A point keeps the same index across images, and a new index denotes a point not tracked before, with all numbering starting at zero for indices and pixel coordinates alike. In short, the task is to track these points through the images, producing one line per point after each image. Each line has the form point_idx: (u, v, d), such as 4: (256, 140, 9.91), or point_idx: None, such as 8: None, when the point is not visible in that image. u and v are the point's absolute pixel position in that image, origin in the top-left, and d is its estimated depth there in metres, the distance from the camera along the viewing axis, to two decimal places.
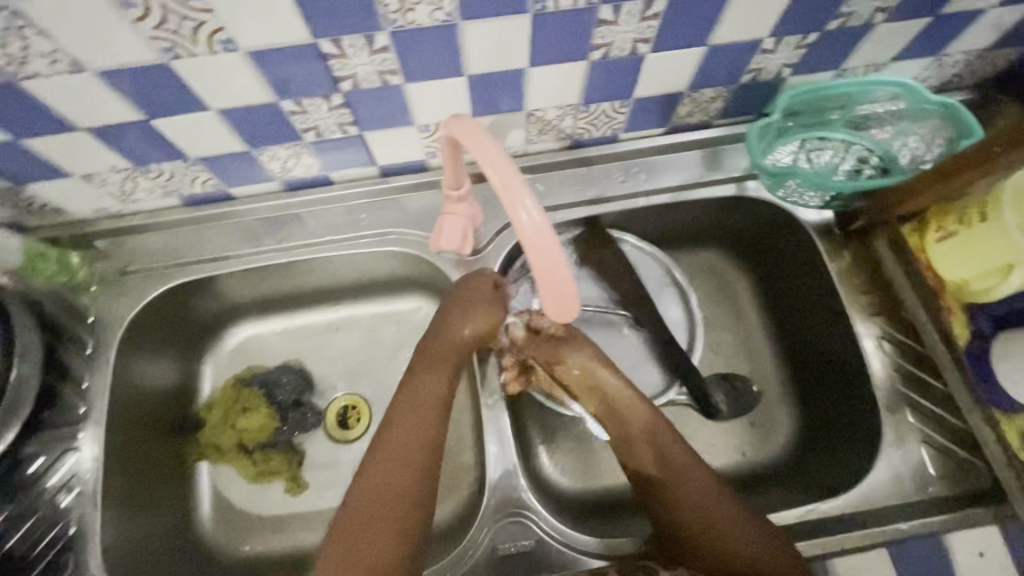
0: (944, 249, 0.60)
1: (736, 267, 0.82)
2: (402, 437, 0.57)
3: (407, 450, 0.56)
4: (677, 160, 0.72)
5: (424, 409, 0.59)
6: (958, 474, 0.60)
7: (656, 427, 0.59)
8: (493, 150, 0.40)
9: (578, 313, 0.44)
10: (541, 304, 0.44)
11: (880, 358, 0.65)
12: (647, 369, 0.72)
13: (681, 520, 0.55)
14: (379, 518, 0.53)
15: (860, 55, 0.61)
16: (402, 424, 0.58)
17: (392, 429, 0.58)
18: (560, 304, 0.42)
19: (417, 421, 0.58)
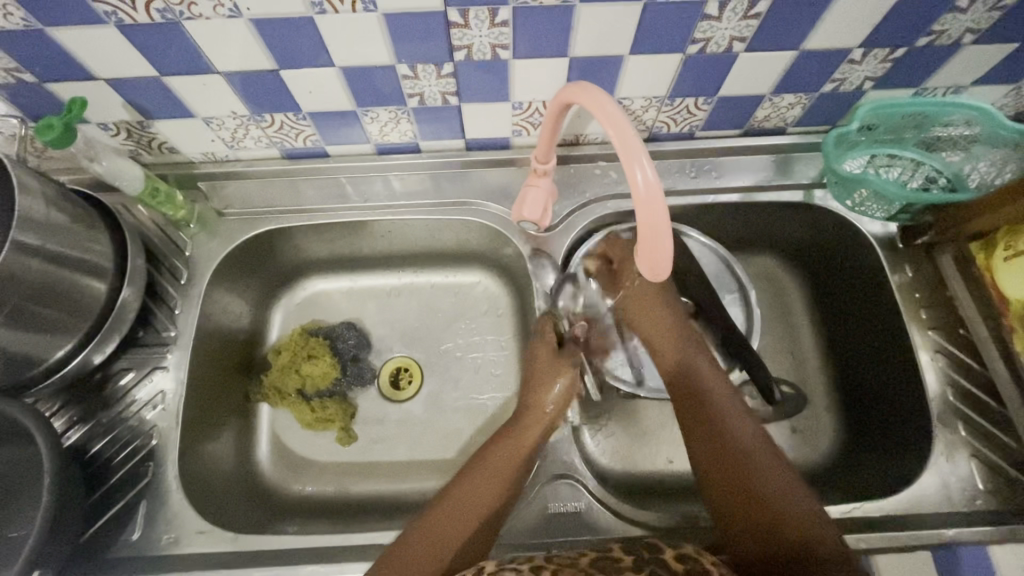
0: (1009, 268, 0.60)
1: (792, 274, 0.84)
2: (500, 465, 0.59)
3: (488, 493, 0.57)
4: (748, 163, 0.75)
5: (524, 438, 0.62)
6: (1008, 490, 0.60)
7: (707, 382, 0.61)
8: (613, 113, 0.45)
9: (670, 271, 0.48)
10: (635, 259, 0.48)
11: (934, 372, 0.66)
12: None
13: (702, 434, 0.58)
14: (445, 539, 0.53)
15: (943, 75, 0.64)
16: (494, 464, 0.59)
17: (477, 468, 0.59)
18: (655, 261, 0.47)
19: (501, 472, 0.59)
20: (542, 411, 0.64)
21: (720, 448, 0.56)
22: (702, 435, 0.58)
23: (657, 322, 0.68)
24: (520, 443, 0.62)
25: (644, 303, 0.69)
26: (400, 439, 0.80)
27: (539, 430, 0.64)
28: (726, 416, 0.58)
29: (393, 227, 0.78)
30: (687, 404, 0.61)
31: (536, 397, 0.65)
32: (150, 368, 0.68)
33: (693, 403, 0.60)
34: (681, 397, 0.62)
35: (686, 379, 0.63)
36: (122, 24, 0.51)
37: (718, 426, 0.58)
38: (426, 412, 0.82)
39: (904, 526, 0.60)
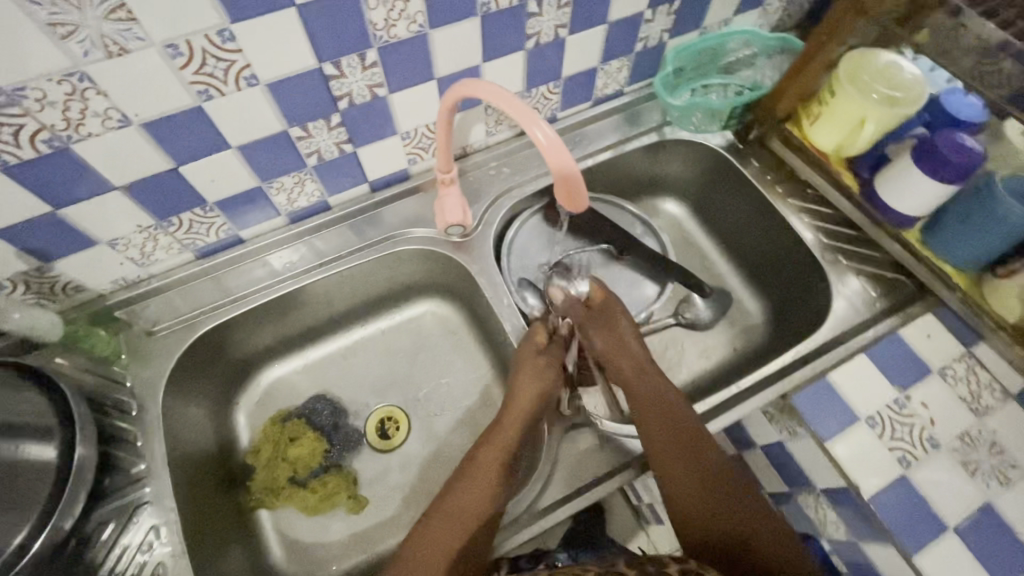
0: (817, 127, 0.77)
1: (676, 203, 0.99)
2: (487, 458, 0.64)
3: (483, 488, 0.62)
4: (606, 126, 0.89)
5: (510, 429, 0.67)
6: (891, 288, 0.76)
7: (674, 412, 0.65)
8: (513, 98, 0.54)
9: (586, 202, 0.57)
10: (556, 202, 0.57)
11: (807, 228, 0.81)
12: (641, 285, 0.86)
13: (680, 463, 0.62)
14: (441, 543, 0.58)
15: (713, 14, 0.82)
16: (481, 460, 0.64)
17: (470, 467, 0.64)
18: (572, 194, 0.55)
19: (491, 472, 0.63)
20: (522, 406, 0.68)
21: (695, 477, 0.61)
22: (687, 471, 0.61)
23: (625, 354, 0.71)
24: (501, 440, 0.66)
25: (618, 338, 0.72)
26: (410, 482, 0.80)
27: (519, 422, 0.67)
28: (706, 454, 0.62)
29: (328, 285, 0.80)
30: (671, 443, 0.63)
31: (514, 396, 0.69)
32: (130, 513, 0.62)
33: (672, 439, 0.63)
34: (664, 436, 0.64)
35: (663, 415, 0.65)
36: (6, 165, 0.51)
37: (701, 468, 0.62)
38: (424, 447, 0.83)
39: (837, 346, 0.73)
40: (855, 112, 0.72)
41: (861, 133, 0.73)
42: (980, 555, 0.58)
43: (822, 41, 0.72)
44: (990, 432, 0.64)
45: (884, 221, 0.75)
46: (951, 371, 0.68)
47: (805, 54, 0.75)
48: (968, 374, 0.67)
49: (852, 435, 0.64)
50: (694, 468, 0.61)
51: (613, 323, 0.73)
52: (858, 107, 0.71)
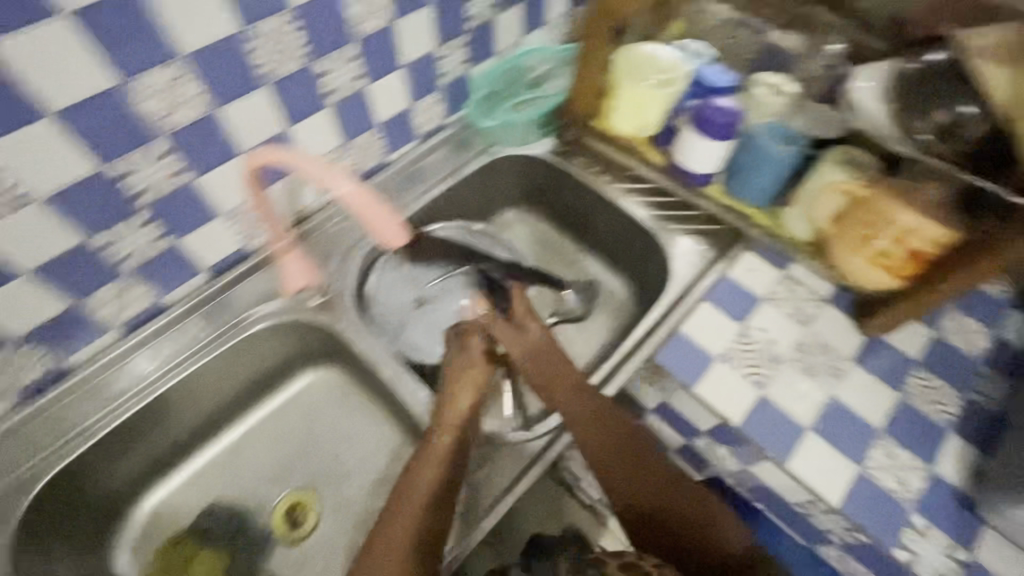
0: (614, 117, 0.87)
1: (530, 212, 1.05)
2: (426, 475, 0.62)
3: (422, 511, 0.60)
4: (441, 157, 0.93)
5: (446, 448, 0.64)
6: (715, 238, 0.86)
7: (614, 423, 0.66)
8: (302, 155, 0.66)
9: (407, 235, 0.70)
10: (382, 238, 0.68)
11: (635, 205, 0.90)
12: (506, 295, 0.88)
13: (619, 473, 0.64)
14: None
15: (503, 39, 0.89)
16: (421, 477, 0.62)
17: (410, 484, 0.61)
18: (391, 232, 0.68)
19: (430, 490, 0.61)
20: (459, 420, 0.66)
21: (634, 481, 0.64)
22: (626, 476, 0.64)
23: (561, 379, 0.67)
24: (427, 477, 0.62)
25: (552, 364, 0.68)
26: (331, 561, 0.76)
27: (454, 436, 0.65)
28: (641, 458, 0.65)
29: (188, 387, 0.75)
30: (612, 454, 0.64)
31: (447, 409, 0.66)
32: None
33: (614, 452, 0.65)
34: (606, 447, 0.65)
35: (606, 427, 0.65)
36: None
37: (639, 470, 0.64)
38: (339, 521, 0.79)
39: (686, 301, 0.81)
40: (634, 98, 0.83)
41: (645, 114, 0.84)
42: (835, 440, 0.67)
43: (593, 40, 0.79)
44: (816, 337, 0.75)
45: (689, 184, 0.85)
46: (775, 296, 0.78)
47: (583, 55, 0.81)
48: (788, 293, 0.78)
49: (713, 374, 0.72)
50: (633, 472, 0.64)
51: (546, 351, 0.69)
52: (635, 93, 0.82)
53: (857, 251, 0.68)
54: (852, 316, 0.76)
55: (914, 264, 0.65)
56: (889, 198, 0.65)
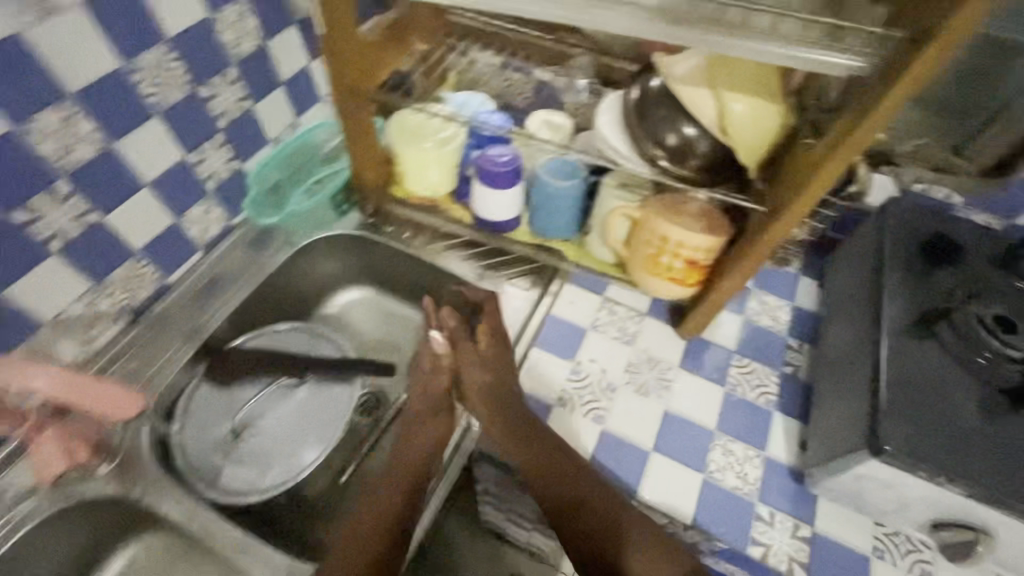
0: (408, 182, 0.84)
1: (361, 286, 0.98)
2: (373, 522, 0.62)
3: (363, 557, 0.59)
4: (238, 260, 0.85)
5: (396, 496, 0.64)
6: (537, 278, 0.86)
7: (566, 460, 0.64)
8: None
9: (142, 398, 0.68)
10: (110, 408, 0.66)
11: (455, 262, 0.89)
12: (333, 394, 0.79)
13: (573, 514, 0.62)
14: None
15: (271, 127, 0.85)
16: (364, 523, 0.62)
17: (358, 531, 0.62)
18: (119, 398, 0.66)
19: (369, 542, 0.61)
20: (407, 470, 0.66)
21: (586, 520, 0.61)
22: (576, 514, 0.61)
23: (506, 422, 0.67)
24: (369, 524, 0.62)
25: (505, 412, 0.68)
26: None
27: (404, 486, 0.65)
28: (596, 497, 0.62)
29: None
30: (564, 495, 0.62)
31: (399, 458, 0.68)
32: None
33: (565, 495, 0.62)
34: (558, 489, 0.62)
35: (557, 476, 0.63)
36: None
37: (596, 503, 0.62)
38: None
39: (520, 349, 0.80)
40: (417, 163, 0.80)
41: (433, 176, 0.82)
42: (677, 455, 0.69)
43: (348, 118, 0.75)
44: (642, 353, 0.77)
45: (497, 233, 0.84)
46: (599, 323, 0.79)
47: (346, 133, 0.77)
48: (610, 316, 0.80)
49: (549, 423, 0.71)
50: (586, 508, 0.62)
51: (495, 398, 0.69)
52: (416, 158, 0.80)
53: (651, 271, 0.70)
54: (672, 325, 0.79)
55: (700, 273, 0.69)
56: (661, 219, 0.66)
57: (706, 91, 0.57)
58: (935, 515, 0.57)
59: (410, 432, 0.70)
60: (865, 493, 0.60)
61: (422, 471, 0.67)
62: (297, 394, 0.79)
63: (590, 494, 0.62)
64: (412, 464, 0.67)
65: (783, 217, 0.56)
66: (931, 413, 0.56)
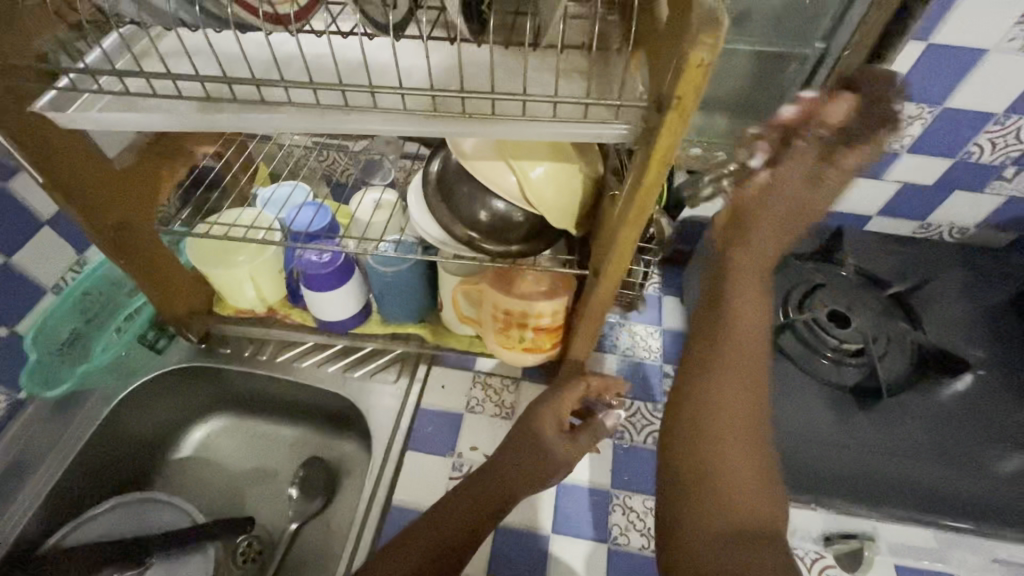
0: (229, 301, 0.74)
1: (218, 416, 0.86)
2: (453, 514, 0.58)
3: (430, 541, 0.55)
4: (34, 440, 0.71)
5: (484, 505, 0.59)
6: (403, 366, 0.79)
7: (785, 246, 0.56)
8: None
9: None
10: None
11: (309, 371, 0.79)
12: (184, 572, 0.67)
13: (730, 441, 0.49)
14: None
15: (44, 277, 0.72)
16: (445, 516, 0.57)
17: (437, 509, 0.58)
18: None
19: (446, 532, 0.56)
20: (511, 486, 0.60)
21: (735, 422, 0.49)
22: (734, 438, 0.49)
23: (738, 366, 0.51)
24: (454, 521, 0.57)
25: (737, 325, 0.53)
26: None
27: (501, 487, 0.60)
28: (748, 398, 0.50)
29: None
30: (726, 399, 0.50)
31: (502, 462, 0.62)
32: None
33: (727, 404, 0.50)
34: (725, 395, 0.50)
35: (724, 383, 0.51)
36: None
37: (748, 417, 0.50)
38: None
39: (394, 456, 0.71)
40: (230, 281, 0.71)
41: (251, 291, 0.73)
42: (577, 530, 0.65)
43: (132, 252, 0.64)
44: None
45: (343, 331, 0.76)
46: (474, 403, 0.74)
47: (135, 268, 0.66)
48: (484, 392, 0.75)
49: None
50: (743, 417, 0.50)
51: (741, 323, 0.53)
52: (226, 277, 0.70)
53: (508, 344, 0.66)
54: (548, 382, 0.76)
55: (556, 334, 0.65)
56: (498, 291, 0.62)
57: (499, 162, 0.54)
58: (823, 530, 0.55)
59: (537, 434, 0.63)
60: None
61: (534, 487, 0.61)
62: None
63: (748, 385, 0.51)
64: (524, 481, 0.61)
65: (602, 284, 0.55)
66: (782, 433, 0.59)
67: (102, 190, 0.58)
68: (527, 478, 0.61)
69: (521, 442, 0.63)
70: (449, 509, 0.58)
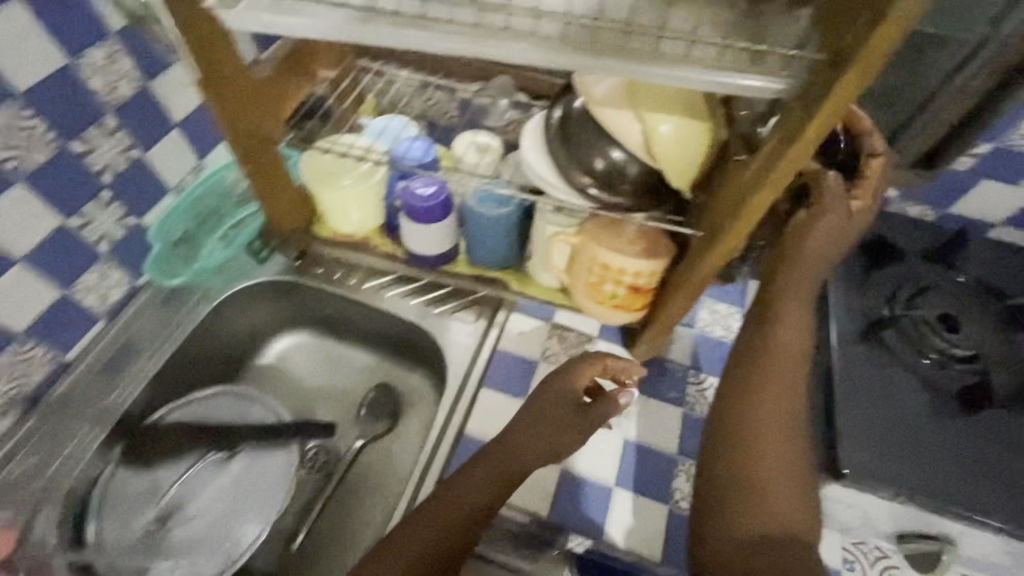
0: (330, 222, 0.78)
1: (300, 331, 0.91)
2: (471, 484, 0.54)
3: (451, 511, 0.52)
4: (147, 324, 0.77)
5: (501, 473, 0.56)
6: (483, 309, 0.81)
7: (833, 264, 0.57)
8: None
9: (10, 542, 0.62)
10: None
11: (393, 300, 0.82)
12: (266, 462, 0.74)
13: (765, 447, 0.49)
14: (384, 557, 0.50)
15: (170, 174, 0.77)
16: (463, 485, 0.54)
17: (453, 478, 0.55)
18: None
19: (464, 501, 0.53)
20: (527, 456, 0.57)
21: (777, 436, 0.49)
22: (770, 445, 0.49)
23: (783, 389, 0.52)
24: (472, 490, 0.54)
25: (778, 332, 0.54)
26: None
27: (517, 459, 0.57)
28: (780, 411, 0.50)
29: None
30: (770, 412, 0.50)
31: (516, 432, 0.59)
32: None
33: (768, 410, 0.50)
34: (766, 405, 0.50)
35: (757, 388, 0.52)
36: None
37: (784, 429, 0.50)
38: None
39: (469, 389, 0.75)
40: (336, 203, 0.74)
41: (353, 214, 0.76)
42: (637, 487, 0.66)
43: (255, 162, 0.68)
44: None
45: (433, 266, 0.78)
46: (549, 353, 0.76)
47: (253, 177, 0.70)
48: (560, 345, 0.76)
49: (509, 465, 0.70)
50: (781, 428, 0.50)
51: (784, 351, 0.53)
52: (333, 199, 0.73)
53: (596, 299, 0.67)
54: (624, 344, 0.76)
55: (646, 297, 0.65)
56: (599, 243, 0.62)
57: (628, 112, 0.54)
58: (898, 528, 0.56)
59: (556, 407, 0.61)
60: (827, 513, 0.58)
61: (545, 460, 0.59)
62: (232, 467, 0.73)
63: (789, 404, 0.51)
64: (539, 455, 0.58)
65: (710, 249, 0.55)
66: (878, 426, 0.56)
67: (242, 100, 0.61)
68: (543, 453, 0.59)
69: (537, 412, 0.60)
70: (467, 478, 0.55)
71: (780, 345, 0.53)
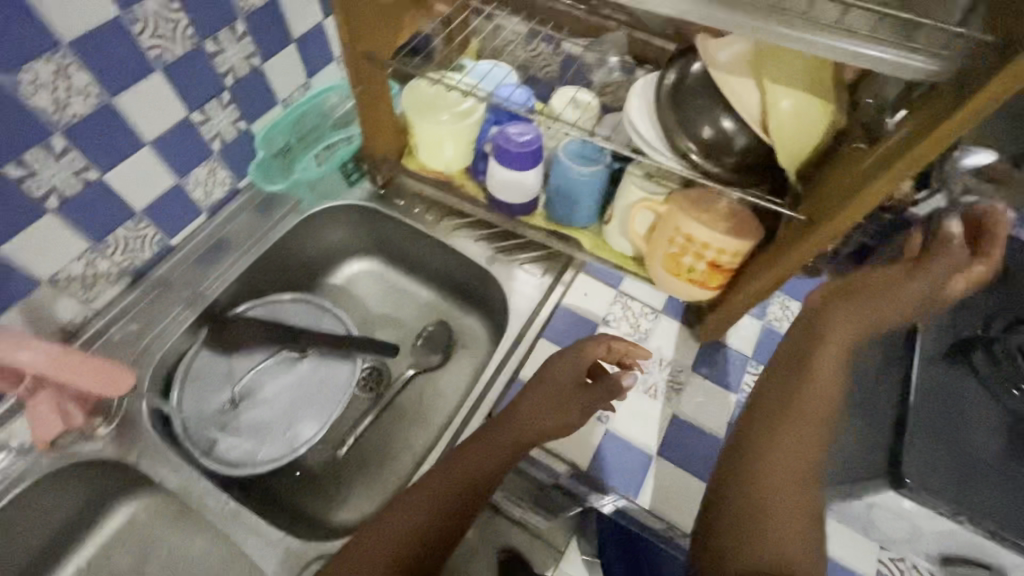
0: (422, 156, 0.80)
1: (371, 258, 0.95)
2: (472, 456, 0.58)
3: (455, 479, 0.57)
4: (241, 225, 0.83)
5: (502, 442, 0.59)
6: (551, 265, 0.82)
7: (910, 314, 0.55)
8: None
9: (125, 383, 0.67)
10: (98, 390, 0.65)
11: (466, 241, 0.85)
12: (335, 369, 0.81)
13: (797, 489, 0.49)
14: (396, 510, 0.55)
15: (281, 87, 0.81)
16: (466, 456, 0.58)
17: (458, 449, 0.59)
18: (107, 380, 0.66)
19: (465, 467, 0.57)
20: (526, 428, 0.60)
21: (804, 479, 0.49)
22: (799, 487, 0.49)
23: (814, 431, 0.51)
24: (476, 459, 0.58)
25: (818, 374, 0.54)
26: None
27: (513, 428, 0.60)
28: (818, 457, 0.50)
29: None
30: (803, 452, 0.50)
31: (517, 405, 0.62)
32: None
33: (800, 450, 0.51)
34: (803, 448, 0.51)
35: (800, 432, 0.51)
36: None
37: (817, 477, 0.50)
38: None
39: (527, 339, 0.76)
40: (432, 137, 0.76)
41: (446, 151, 0.78)
42: (677, 459, 0.67)
43: (368, 84, 0.71)
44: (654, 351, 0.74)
45: (512, 215, 0.80)
46: (610, 317, 0.77)
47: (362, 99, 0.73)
48: (623, 311, 0.77)
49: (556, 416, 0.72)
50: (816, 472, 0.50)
51: (820, 394, 0.53)
52: (430, 132, 0.76)
53: (672, 271, 0.66)
54: (687, 322, 0.76)
55: (723, 276, 0.65)
56: (688, 212, 0.62)
57: (751, 81, 0.53)
58: (943, 550, 0.57)
59: (555, 384, 0.63)
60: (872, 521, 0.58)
61: (548, 431, 0.60)
62: (301, 367, 0.81)
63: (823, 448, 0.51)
64: (538, 428, 0.60)
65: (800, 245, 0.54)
66: (949, 450, 0.53)
67: (370, 19, 0.64)
68: (541, 427, 0.60)
69: (540, 389, 0.63)
70: (472, 450, 0.59)
71: (819, 387, 0.53)
